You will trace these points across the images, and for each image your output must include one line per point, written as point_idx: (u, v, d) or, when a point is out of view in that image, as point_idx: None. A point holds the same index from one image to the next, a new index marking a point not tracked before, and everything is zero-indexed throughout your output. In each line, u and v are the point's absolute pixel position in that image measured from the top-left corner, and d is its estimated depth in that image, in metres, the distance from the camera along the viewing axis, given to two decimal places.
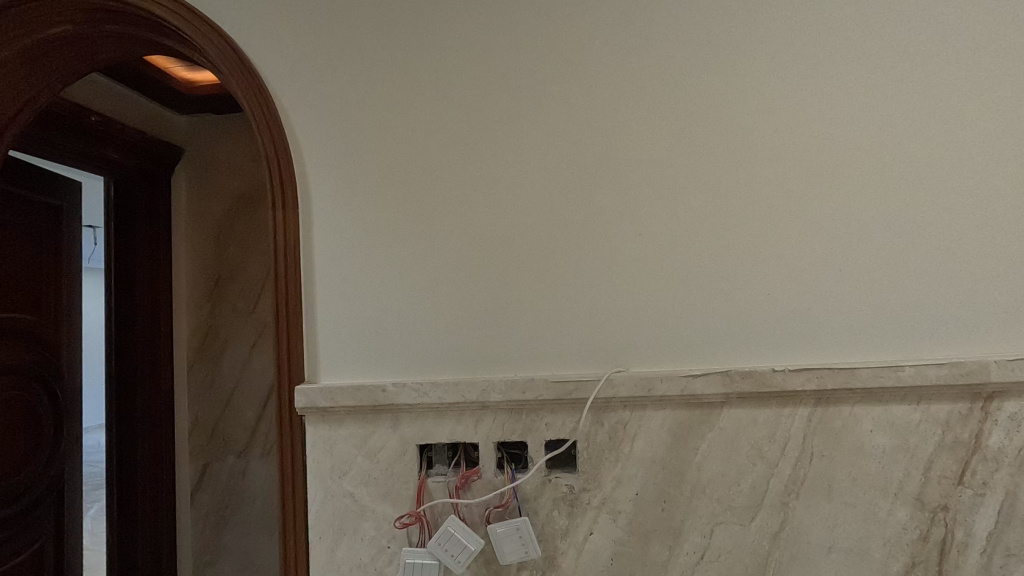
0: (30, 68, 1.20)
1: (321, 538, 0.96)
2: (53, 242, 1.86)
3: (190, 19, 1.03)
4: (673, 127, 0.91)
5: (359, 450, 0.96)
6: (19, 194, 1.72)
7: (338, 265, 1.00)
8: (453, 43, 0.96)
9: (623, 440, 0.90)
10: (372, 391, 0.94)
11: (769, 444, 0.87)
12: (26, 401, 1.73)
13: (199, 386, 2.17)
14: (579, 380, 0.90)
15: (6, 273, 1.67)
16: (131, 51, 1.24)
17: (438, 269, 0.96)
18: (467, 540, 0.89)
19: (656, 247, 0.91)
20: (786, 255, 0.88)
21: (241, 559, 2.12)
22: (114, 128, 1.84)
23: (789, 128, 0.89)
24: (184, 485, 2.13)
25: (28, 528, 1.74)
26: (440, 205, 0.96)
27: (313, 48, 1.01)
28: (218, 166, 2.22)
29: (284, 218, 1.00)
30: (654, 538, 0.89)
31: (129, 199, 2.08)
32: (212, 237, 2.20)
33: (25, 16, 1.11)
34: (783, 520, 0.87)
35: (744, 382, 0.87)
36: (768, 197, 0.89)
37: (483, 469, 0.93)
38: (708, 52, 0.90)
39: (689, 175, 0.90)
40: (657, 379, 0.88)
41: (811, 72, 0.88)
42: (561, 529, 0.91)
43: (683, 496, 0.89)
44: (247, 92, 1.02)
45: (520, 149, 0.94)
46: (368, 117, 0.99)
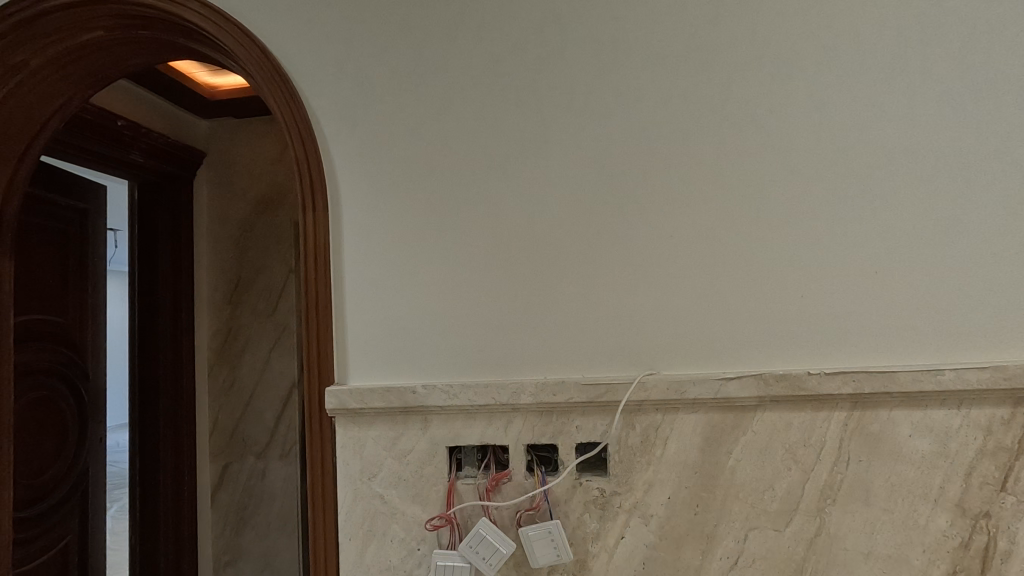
0: (63, 74, 1.23)
1: (350, 539, 0.96)
2: (80, 245, 1.89)
3: (224, 25, 1.05)
4: (704, 128, 0.90)
5: (389, 451, 0.96)
6: (49, 198, 1.76)
7: (367, 267, 1.00)
8: (483, 45, 0.97)
9: (655, 443, 0.89)
10: (402, 393, 0.94)
11: (804, 448, 0.86)
12: (54, 401, 1.76)
13: (220, 386, 2.19)
14: (610, 382, 0.89)
15: (35, 276, 1.70)
16: (162, 55, 1.25)
17: (468, 271, 0.96)
18: (499, 543, 0.88)
19: (689, 249, 0.90)
20: (821, 257, 0.87)
21: (263, 558, 2.14)
22: (140, 132, 1.87)
23: (825, 129, 0.88)
24: (204, 485, 2.15)
25: (54, 527, 1.76)
26: (470, 207, 0.96)
27: (342, 50, 1.02)
28: (240, 170, 2.24)
29: (314, 222, 1.01)
30: (687, 542, 0.88)
31: (154, 202, 2.11)
32: (233, 239, 2.23)
33: (60, 22, 1.13)
34: (819, 525, 0.86)
35: (779, 385, 0.86)
36: (803, 197, 0.88)
37: (514, 472, 0.92)
38: (740, 52, 0.90)
39: (722, 176, 0.90)
40: (690, 382, 0.87)
41: (845, 72, 0.87)
42: (592, 532, 0.91)
43: (716, 501, 0.88)
44: (279, 97, 1.03)
45: (551, 151, 0.94)
46: (396, 120, 1.00)
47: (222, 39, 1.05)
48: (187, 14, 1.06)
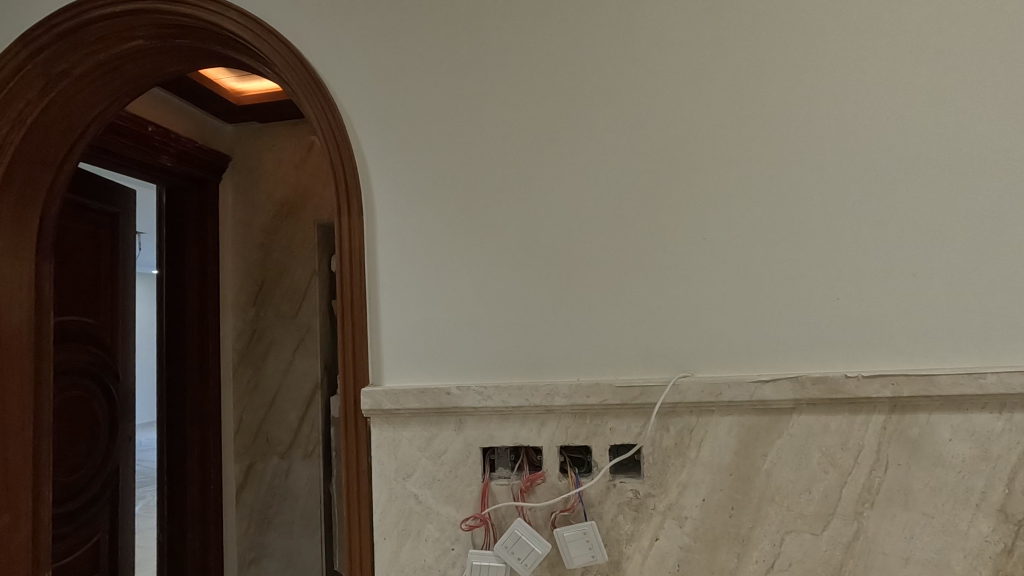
0: (102, 84, 1.26)
1: (385, 539, 0.97)
2: (111, 248, 1.93)
3: (261, 33, 1.07)
4: (738, 132, 0.91)
5: (423, 452, 0.97)
6: (83, 202, 1.80)
7: (400, 270, 1.01)
8: (516, 49, 0.98)
9: (689, 445, 0.89)
10: (436, 394, 0.95)
11: (841, 452, 0.86)
12: (87, 401, 1.80)
13: (245, 386, 2.22)
14: (645, 385, 0.90)
15: (69, 278, 1.74)
16: (197, 62, 1.28)
17: (498, 275, 0.97)
18: (535, 543, 0.89)
19: (722, 251, 0.90)
20: (857, 260, 0.87)
21: (287, 557, 2.16)
22: (170, 138, 1.91)
23: (860, 132, 0.88)
24: (230, 485, 2.18)
25: (86, 523, 1.80)
26: (502, 208, 0.97)
27: (376, 55, 1.03)
28: (265, 174, 2.28)
29: (349, 226, 1.02)
30: (722, 545, 0.88)
31: (181, 205, 2.16)
32: (257, 242, 2.26)
33: (102, 32, 1.16)
34: (857, 529, 0.85)
35: (816, 388, 0.85)
36: (838, 200, 0.88)
37: (548, 473, 0.93)
38: (773, 56, 0.90)
39: (755, 179, 0.90)
40: (725, 384, 0.87)
41: (882, 75, 0.87)
42: (626, 534, 0.91)
43: (752, 503, 0.88)
44: (315, 102, 1.04)
45: (584, 155, 0.95)
46: (429, 125, 1.01)
47: (259, 46, 1.08)
48: (225, 22, 1.09)
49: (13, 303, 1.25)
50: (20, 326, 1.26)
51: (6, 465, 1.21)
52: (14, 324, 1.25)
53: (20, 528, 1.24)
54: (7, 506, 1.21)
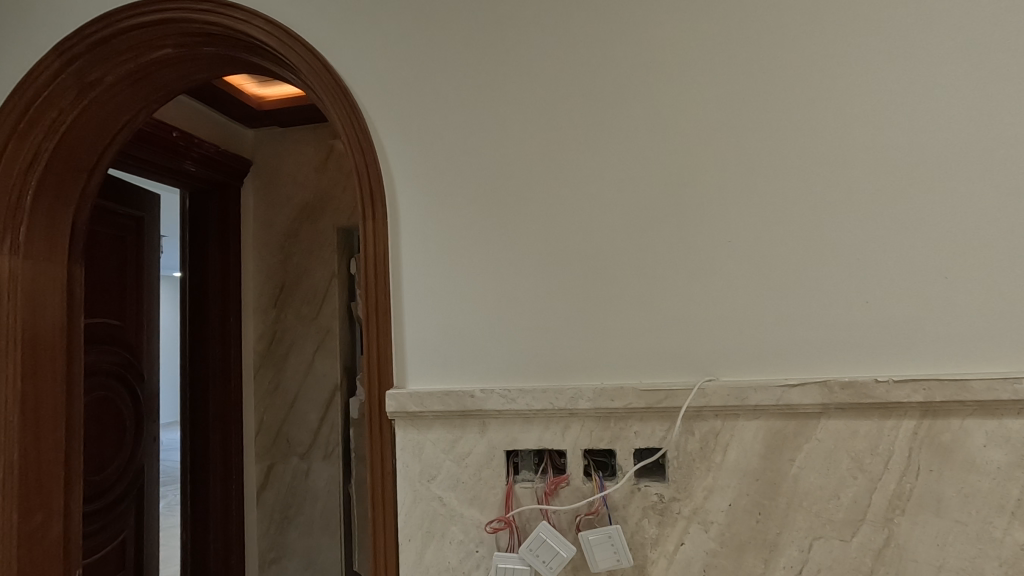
0: (133, 91, 1.28)
1: (410, 540, 0.98)
2: (137, 252, 1.97)
3: (287, 40, 1.09)
4: (763, 133, 0.90)
5: (447, 454, 0.97)
6: (110, 207, 1.84)
7: (423, 274, 1.01)
8: (539, 52, 0.98)
9: (715, 449, 0.89)
10: (460, 398, 0.96)
11: (871, 457, 0.85)
12: (113, 401, 1.84)
13: (266, 388, 2.25)
14: (669, 389, 0.89)
15: (97, 281, 1.78)
16: (223, 70, 1.31)
17: (521, 279, 0.97)
18: (560, 547, 0.89)
19: (749, 254, 0.90)
20: (887, 263, 0.86)
21: (306, 558, 2.19)
22: (194, 143, 1.95)
23: (889, 133, 0.87)
24: (251, 485, 2.21)
25: (113, 521, 1.84)
26: (525, 212, 0.97)
27: (401, 61, 1.04)
28: (286, 178, 2.31)
29: (374, 230, 1.03)
30: (749, 550, 0.88)
31: (204, 209, 2.20)
32: (278, 245, 2.29)
33: (133, 41, 1.19)
34: (888, 536, 0.84)
35: (845, 393, 0.84)
36: (866, 202, 0.87)
37: (572, 477, 0.93)
38: (798, 58, 0.90)
39: (780, 181, 0.89)
40: (751, 388, 0.86)
41: (912, 73, 0.86)
42: (651, 538, 0.90)
43: (779, 509, 0.87)
44: (340, 109, 1.06)
45: (608, 158, 0.95)
46: (452, 128, 1.01)
47: (285, 53, 1.10)
48: (252, 30, 1.11)
49: (48, 306, 1.28)
50: (54, 327, 1.29)
51: (41, 464, 1.25)
52: (50, 326, 1.28)
53: (53, 526, 1.27)
54: (41, 504, 1.24)
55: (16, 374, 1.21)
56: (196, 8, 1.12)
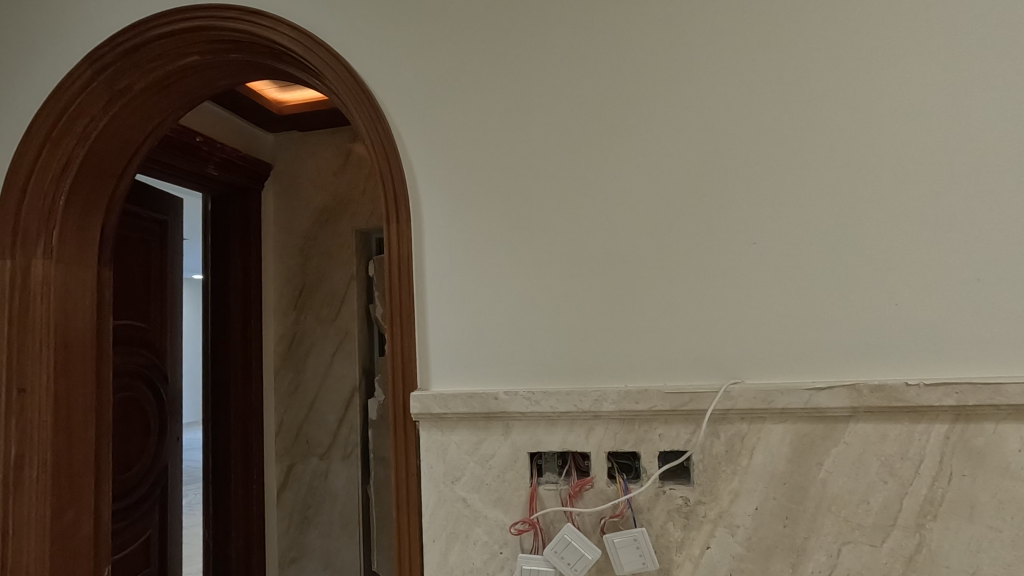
0: (160, 98, 1.31)
1: (434, 541, 0.98)
2: (161, 255, 2.00)
3: (312, 46, 1.11)
4: (789, 133, 0.90)
5: (471, 456, 0.98)
6: (135, 211, 1.87)
7: (446, 276, 1.02)
8: (561, 55, 0.99)
9: (741, 452, 0.88)
10: (484, 399, 0.96)
11: (901, 461, 0.84)
12: (138, 402, 1.87)
13: (286, 389, 2.28)
14: (695, 391, 0.89)
15: (122, 284, 1.81)
16: (249, 77, 1.33)
17: (545, 282, 0.97)
18: (585, 549, 0.89)
19: (774, 256, 0.89)
20: (916, 264, 0.85)
21: (325, 558, 2.21)
22: (216, 148, 1.98)
23: (917, 133, 0.86)
24: (271, 485, 2.24)
25: (137, 520, 1.87)
26: (548, 214, 0.98)
27: (424, 64, 1.05)
28: (306, 182, 2.34)
29: (398, 233, 1.04)
30: (776, 554, 0.87)
31: (226, 213, 2.23)
32: (298, 248, 2.32)
33: (162, 49, 1.21)
34: (919, 542, 0.83)
35: (874, 396, 0.83)
36: (895, 202, 0.86)
37: (597, 479, 0.93)
38: (823, 58, 0.89)
39: (806, 183, 0.89)
40: (779, 391, 0.86)
41: (942, 72, 0.86)
42: (676, 541, 0.90)
43: (807, 513, 0.86)
44: (364, 113, 1.07)
45: (630, 160, 0.95)
46: (475, 131, 1.02)
47: (311, 59, 1.11)
48: (277, 37, 1.13)
49: (78, 308, 1.31)
50: (84, 330, 1.32)
51: (72, 462, 1.27)
52: (80, 329, 1.31)
53: (83, 524, 1.29)
54: (72, 502, 1.27)
55: (49, 375, 1.24)
56: (224, 17, 1.15)
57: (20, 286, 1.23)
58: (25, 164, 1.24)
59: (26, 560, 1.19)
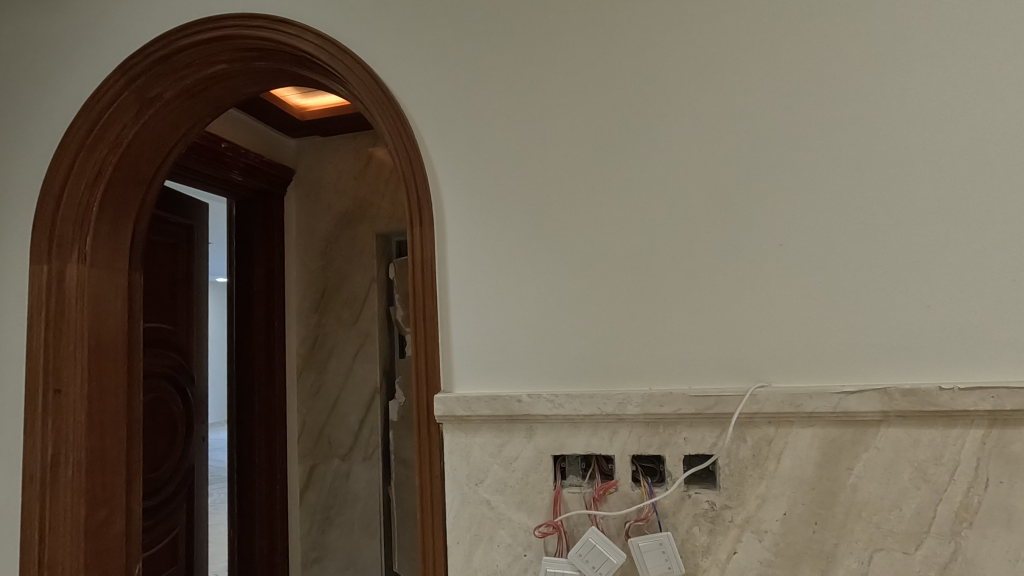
0: (188, 106, 1.34)
1: (458, 543, 0.99)
2: (187, 259, 2.04)
3: (336, 52, 1.12)
4: (815, 134, 0.89)
5: (495, 458, 0.98)
6: (163, 216, 1.92)
7: (469, 279, 1.03)
8: (584, 58, 0.99)
9: (768, 457, 0.87)
10: (507, 402, 0.96)
11: (935, 467, 0.82)
12: (165, 403, 1.91)
13: (308, 391, 2.31)
14: (720, 395, 0.88)
15: (150, 288, 1.85)
16: (273, 84, 1.35)
17: (568, 284, 0.97)
18: (610, 553, 0.88)
19: (801, 258, 0.88)
20: (948, 266, 0.83)
21: (347, 558, 2.23)
22: (240, 154, 2.02)
23: (948, 133, 0.84)
24: (294, 485, 2.27)
25: (165, 519, 1.91)
26: (571, 216, 0.98)
27: (446, 68, 1.06)
28: (327, 186, 2.37)
29: (421, 236, 1.05)
30: (805, 560, 0.85)
31: (249, 217, 2.27)
32: (319, 251, 2.35)
33: (191, 58, 1.24)
34: (954, 549, 0.81)
35: (906, 400, 0.82)
36: (927, 202, 0.84)
37: (621, 482, 0.93)
38: (848, 59, 0.88)
39: (833, 183, 0.88)
40: (807, 395, 0.84)
41: (973, 72, 0.84)
42: (702, 546, 0.89)
43: (837, 519, 0.85)
44: (387, 118, 1.08)
45: (653, 162, 0.94)
46: (497, 134, 1.02)
47: (335, 65, 1.13)
48: (303, 44, 1.15)
49: (110, 312, 1.35)
50: (116, 333, 1.36)
51: (105, 462, 1.31)
52: (111, 332, 1.35)
53: (115, 522, 1.32)
54: (105, 500, 1.30)
55: (83, 377, 1.27)
56: (250, 26, 1.17)
57: (56, 291, 1.27)
58: (60, 172, 1.28)
59: (62, 557, 1.22)
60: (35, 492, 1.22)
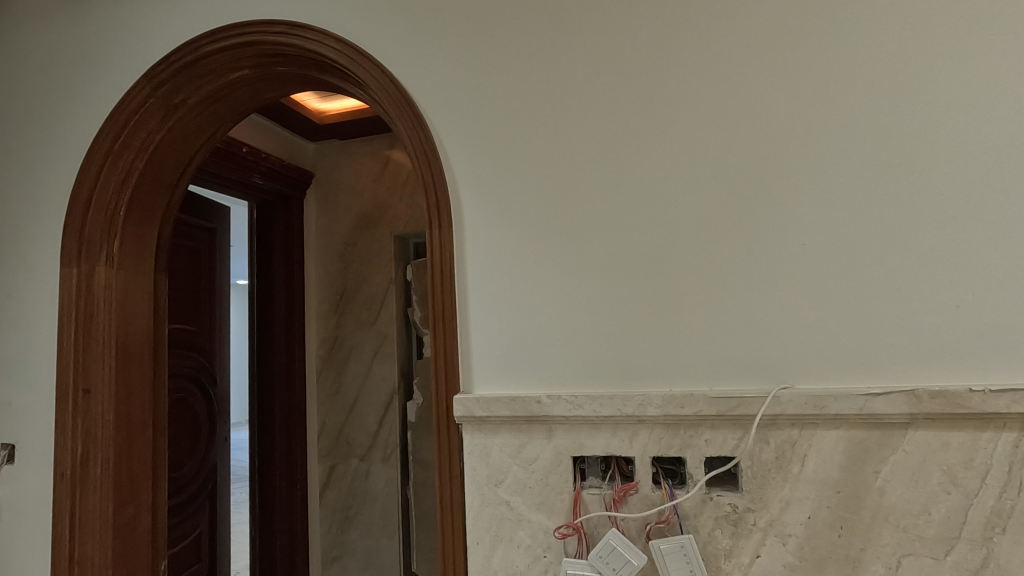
0: (211, 112, 1.36)
1: (478, 543, 0.99)
2: (210, 262, 2.08)
3: (355, 56, 1.14)
4: (838, 132, 0.87)
5: (514, 459, 0.98)
6: (186, 220, 1.95)
7: (489, 279, 1.03)
8: (602, 59, 0.99)
9: (792, 460, 0.86)
10: (527, 403, 0.96)
11: (965, 471, 0.80)
12: (188, 403, 1.94)
13: (327, 391, 2.33)
14: (742, 396, 0.87)
15: (173, 290, 1.89)
16: (294, 88, 1.37)
17: (587, 284, 0.97)
18: (630, 555, 0.88)
19: (824, 257, 0.87)
20: (977, 266, 0.81)
21: (366, 557, 2.24)
22: (261, 158, 2.05)
23: (975, 129, 0.83)
24: (314, 485, 2.29)
25: (188, 517, 1.95)
26: (590, 217, 0.97)
27: (465, 70, 1.07)
28: (345, 189, 2.40)
29: (440, 238, 1.05)
30: (831, 565, 0.84)
31: (270, 220, 2.30)
32: (338, 253, 2.38)
33: (214, 64, 1.27)
34: (985, 555, 0.79)
35: (934, 403, 0.80)
36: (955, 199, 0.83)
37: (641, 484, 0.92)
38: (871, 55, 0.87)
39: (856, 182, 0.86)
40: (831, 397, 0.83)
41: (1001, 66, 0.82)
42: (725, 549, 0.88)
43: (863, 523, 0.83)
44: (407, 120, 1.09)
45: (673, 162, 0.94)
46: (515, 135, 1.03)
47: (354, 69, 1.14)
48: (323, 49, 1.16)
49: (137, 313, 1.38)
50: (142, 334, 1.39)
51: (132, 461, 1.34)
52: (138, 333, 1.38)
53: (142, 520, 1.35)
54: (132, 498, 1.33)
55: (111, 377, 1.30)
56: (272, 32, 1.19)
57: (84, 294, 1.30)
58: (89, 178, 1.32)
59: (91, 554, 1.25)
60: (66, 490, 1.25)
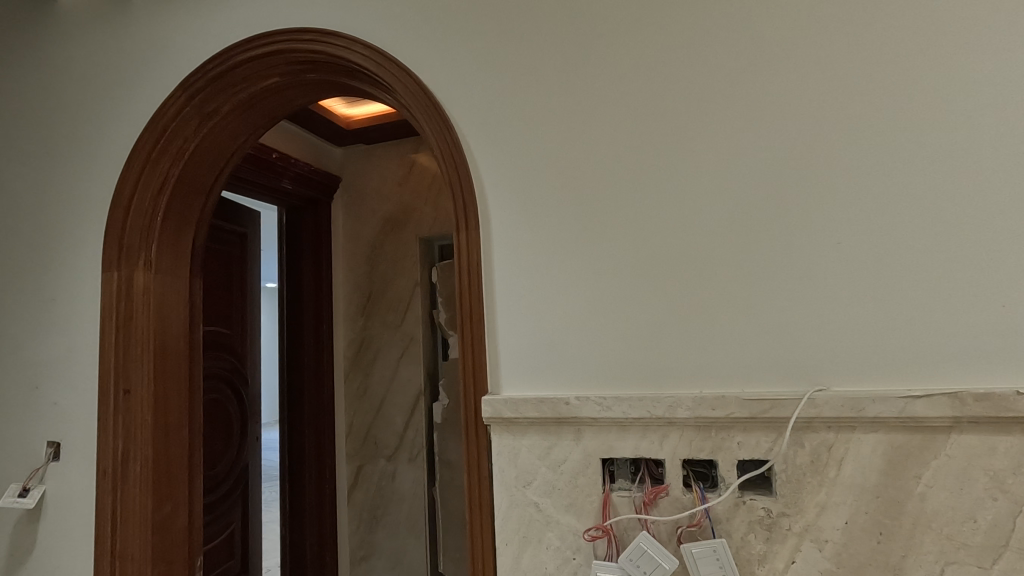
0: (243, 119, 1.40)
1: (507, 544, 0.99)
2: (241, 265, 2.12)
3: (382, 62, 1.15)
4: (873, 127, 0.86)
5: (543, 460, 0.98)
6: (218, 225, 2.00)
7: (516, 281, 1.03)
8: (628, 58, 0.98)
9: (828, 463, 0.84)
10: (555, 404, 0.96)
11: (1013, 477, 0.77)
12: (222, 404, 1.99)
13: (354, 392, 2.37)
14: (776, 398, 0.85)
15: (206, 294, 1.94)
16: (322, 95, 1.39)
17: (615, 285, 0.96)
18: (661, 558, 0.86)
19: (860, 256, 0.85)
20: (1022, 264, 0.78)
21: (393, 556, 2.27)
22: (290, 163, 2.09)
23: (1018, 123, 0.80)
24: (342, 484, 2.32)
25: (221, 515, 1.99)
26: (618, 217, 0.97)
27: (491, 73, 1.07)
28: (371, 193, 2.43)
29: (467, 240, 1.06)
30: (870, 572, 0.82)
31: (298, 224, 2.35)
32: (364, 256, 2.41)
33: (246, 73, 1.30)
34: None
35: (980, 406, 0.77)
36: (999, 195, 0.80)
37: (671, 487, 0.91)
38: (906, 49, 0.85)
39: (892, 178, 0.84)
40: (869, 399, 0.81)
41: None
42: (759, 554, 0.86)
43: (904, 530, 0.81)
44: (433, 123, 1.10)
45: (702, 160, 0.93)
46: (542, 137, 1.03)
47: (382, 74, 1.16)
48: (350, 55, 1.18)
49: (173, 315, 1.42)
50: (178, 336, 1.43)
51: (169, 459, 1.38)
52: (174, 335, 1.42)
53: (179, 516, 1.39)
54: (169, 495, 1.37)
55: (149, 378, 1.34)
56: (302, 40, 1.22)
57: (124, 296, 1.35)
58: (128, 185, 1.36)
59: (132, 548, 1.29)
60: (107, 486, 1.30)
